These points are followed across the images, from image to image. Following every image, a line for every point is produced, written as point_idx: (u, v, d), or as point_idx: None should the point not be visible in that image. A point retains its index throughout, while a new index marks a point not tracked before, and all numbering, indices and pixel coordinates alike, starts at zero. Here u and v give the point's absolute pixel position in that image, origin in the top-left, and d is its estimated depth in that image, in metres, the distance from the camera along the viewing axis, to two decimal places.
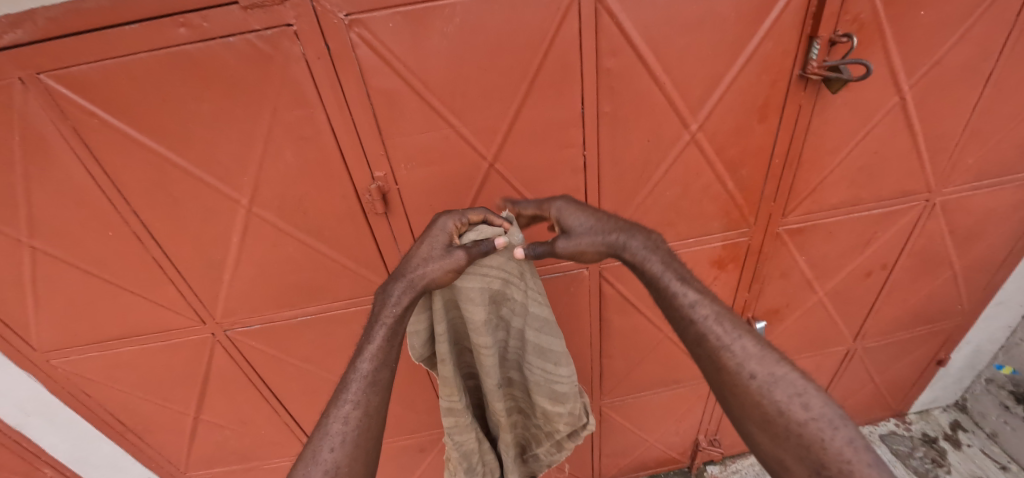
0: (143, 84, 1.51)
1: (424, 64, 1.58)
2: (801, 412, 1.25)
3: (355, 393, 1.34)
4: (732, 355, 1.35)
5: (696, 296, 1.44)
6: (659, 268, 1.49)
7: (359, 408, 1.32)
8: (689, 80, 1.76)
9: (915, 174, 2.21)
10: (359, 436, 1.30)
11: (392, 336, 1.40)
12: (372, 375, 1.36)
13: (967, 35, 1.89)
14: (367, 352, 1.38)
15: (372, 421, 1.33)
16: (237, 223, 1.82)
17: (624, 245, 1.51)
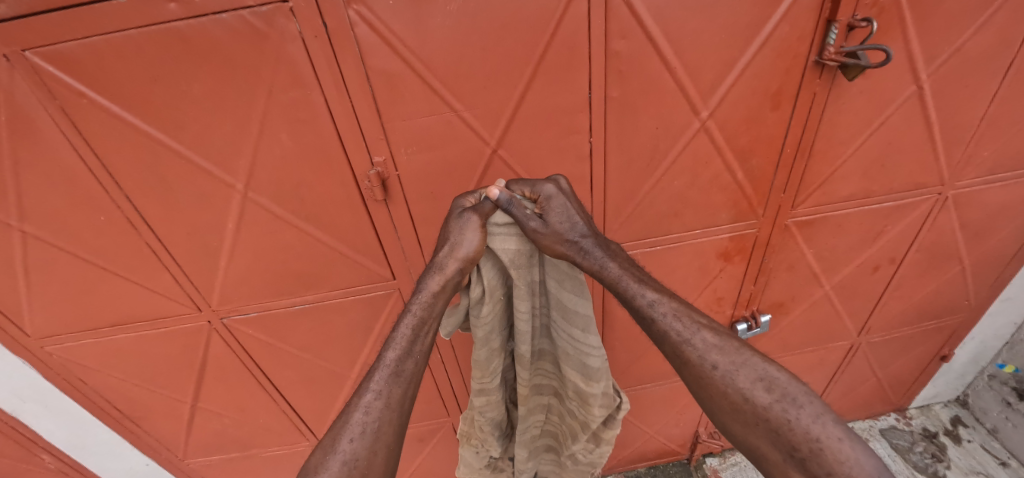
0: (134, 62, 1.46)
1: (425, 44, 1.52)
2: (765, 395, 1.23)
3: (381, 383, 1.30)
4: (695, 350, 1.31)
5: (654, 294, 1.39)
6: (615, 271, 1.43)
7: (381, 398, 1.28)
8: (700, 64, 1.69)
9: (929, 167, 2.15)
10: (381, 428, 1.26)
11: (422, 324, 1.37)
12: (397, 364, 1.32)
13: (990, 22, 1.82)
14: (396, 339, 1.35)
15: (395, 413, 1.29)
16: (232, 208, 1.77)
17: (587, 251, 1.43)
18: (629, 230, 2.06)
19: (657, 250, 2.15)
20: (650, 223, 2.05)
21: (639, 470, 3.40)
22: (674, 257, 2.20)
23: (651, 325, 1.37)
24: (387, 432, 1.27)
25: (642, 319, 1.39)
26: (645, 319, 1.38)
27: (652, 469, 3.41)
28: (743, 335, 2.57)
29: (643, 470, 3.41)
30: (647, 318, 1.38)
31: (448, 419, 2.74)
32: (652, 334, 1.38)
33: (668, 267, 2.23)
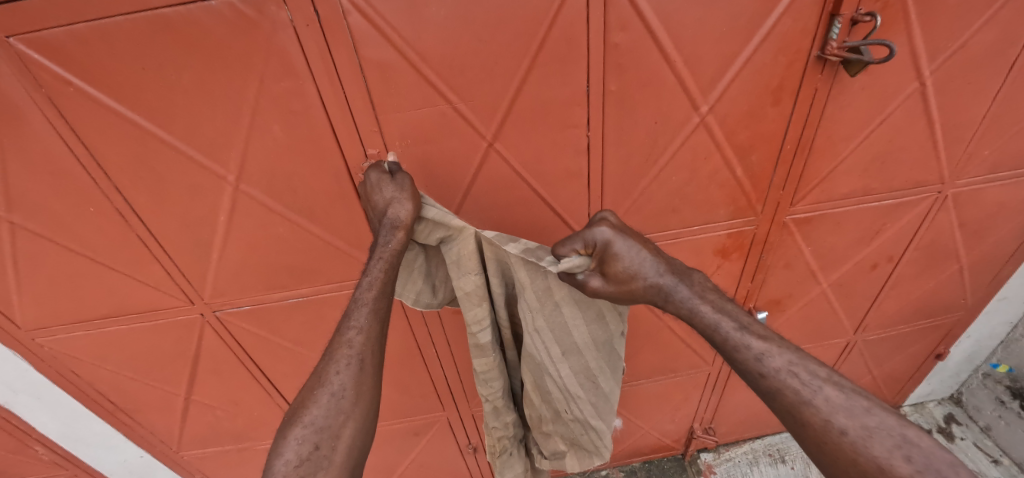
0: (122, 50, 1.42)
1: (421, 34, 1.49)
2: (906, 466, 1.01)
3: (362, 320, 1.27)
4: (818, 411, 1.11)
5: (762, 343, 1.22)
6: (712, 316, 1.27)
7: (363, 334, 1.26)
8: (700, 58, 1.67)
9: (929, 165, 2.13)
10: (365, 360, 1.23)
11: (393, 268, 1.35)
12: (376, 302, 1.30)
13: (995, 18, 1.79)
14: (369, 279, 1.32)
15: (375, 348, 1.26)
16: (224, 201, 1.74)
17: (669, 292, 1.33)
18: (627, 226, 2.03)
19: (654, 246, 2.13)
20: (648, 219, 2.03)
21: (634, 465, 3.41)
22: (672, 254, 2.18)
23: (762, 380, 1.18)
24: (370, 362, 1.24)
25: (747, 374, 1.22)
26: (753, 375, 1.20)
27: (646, 464, 3.41)
28: None
29: (638, 464, 3.42)
30: (757, 372, 1.19)
31: (444, 413, 2.74)
32: (761, 393, 1.21)
33: None
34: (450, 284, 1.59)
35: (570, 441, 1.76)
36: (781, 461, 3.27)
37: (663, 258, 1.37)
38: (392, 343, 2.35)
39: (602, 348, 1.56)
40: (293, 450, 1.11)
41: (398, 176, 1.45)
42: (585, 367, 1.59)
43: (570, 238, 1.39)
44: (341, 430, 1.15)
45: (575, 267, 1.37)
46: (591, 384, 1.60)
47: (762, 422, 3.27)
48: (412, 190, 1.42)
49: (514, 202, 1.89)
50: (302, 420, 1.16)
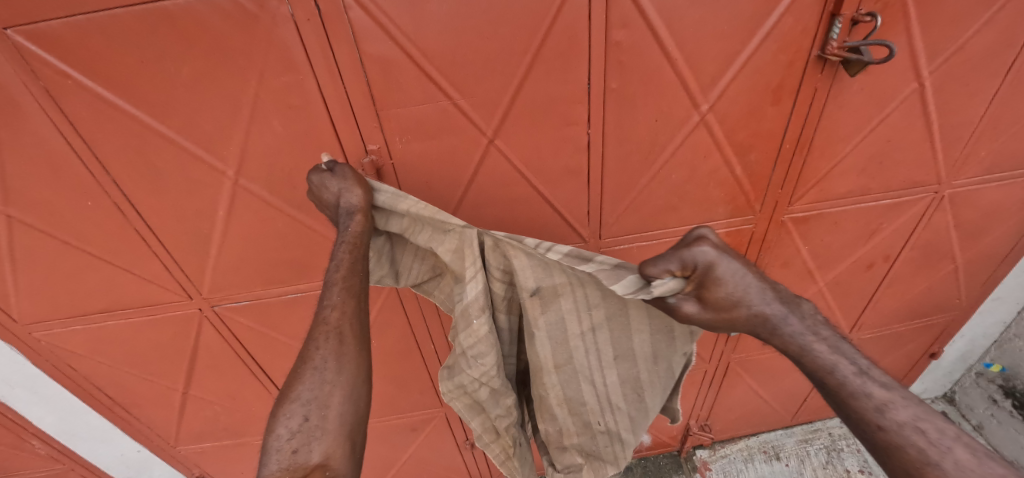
0: (121, 43, 1.42)
1: (422, 30, 1.49)
2: None
3: (336, 297, 1.28)
4: (945, 475, 0.98)
5: (885, 394, 1.09)
6: (829, 356, 1.16)
7: (337, 310, 1.26)
8: (701, 56, 1.67)
9: (927, 165, 2.14)
10: (344, 333, 1.23)
11: (359, 250, 1.35)
12: (347, 280, 1.29)
13: (994, 19, 1.80)
14: (338, 259, 1.32)
15: (354, 321, 1.26)
16: (223, 195, 1.73)
17: (776, 324, 1.23)
18: (626, 223, 2.04)
19: (653, 244, 2.12)
20: (647, 217, 2.03)
21: (629, 461, 3.42)
22: None
23: (878, 434, 1.06)
24: (349, 332, 1.24)
25: (859, 423, 1.09)
26: (869, 426, 1.07)
27: (642, 460, 3.43)
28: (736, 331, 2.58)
29: (633, 460, 3.43)
30: (870, 423, 1.07)
31: (441, 409, 2.74)
32: (876, 449, 1.07)
33: None
34: (415, 268, 1.61)
35: (586, 451, 1.74)
36: (775, 458, 3.30)
37: (771, 286, 1.26)
38: (391, 339, 2.35)
39: (660, 364, 1.54)
40: (285, 425, 1.11)
41: (338, 168, 1.44)
42: (634, 377, 1.58)
43: (668, 255, 1.28)
44: (329, 399, 1.15)
45: (669, 290, 1.27)
46: (635, 395, 1.60)
47: (758, 419, 3.29)
48: (357, 177, 1.44)
49: (514, 198, 1.89)
50: (293, 396, 1.15)
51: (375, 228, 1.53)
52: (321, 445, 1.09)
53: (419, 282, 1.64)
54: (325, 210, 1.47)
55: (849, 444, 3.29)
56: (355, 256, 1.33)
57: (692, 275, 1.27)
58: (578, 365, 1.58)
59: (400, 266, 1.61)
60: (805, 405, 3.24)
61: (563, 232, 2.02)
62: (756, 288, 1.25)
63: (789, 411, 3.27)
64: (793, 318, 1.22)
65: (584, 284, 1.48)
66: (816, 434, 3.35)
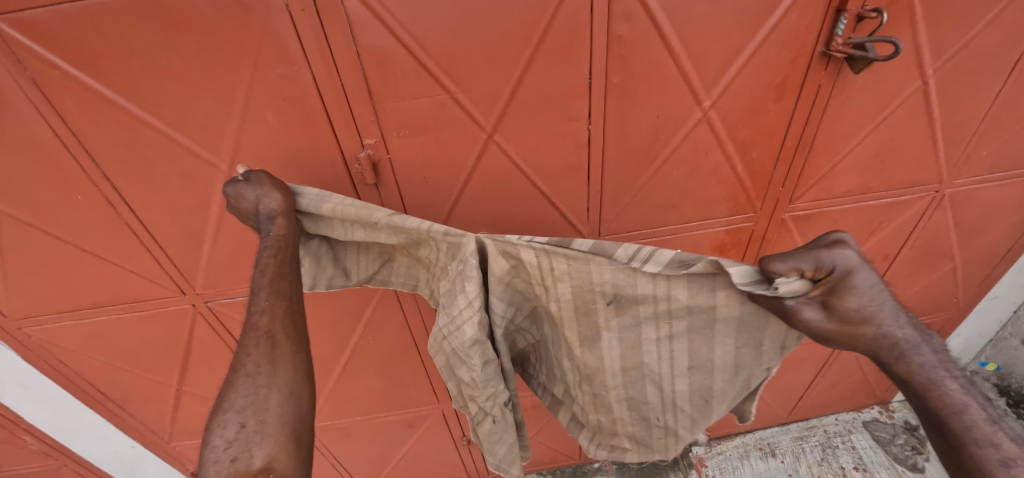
0: (112, 33, 1.39)
1: (420, 22, 1.45)
2: None
3: (263, 303, 1.21)
4: None
5: (1012, 449, 1.02)
6: (958, 395, 1.07)
7: (267, 315, 1.20)
8: (704, 51, 1.64)
9: (929, 164, 2.13)
10: (276, 337, 1.18)
11: (282, 254, 1.27)
12: (274, 284, 1.23)
13: (999, 17, 1.78)
14: (261, 264, 1.25)
15: (287, 323, 1.21)
16: (216, 190, 1.70)
17: (903, 351, 1.10)
18: (625, 220, 2.01)
19: (652, 242, 2.10)
20: (647, 214, 2.01)
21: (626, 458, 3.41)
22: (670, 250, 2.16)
23: None
24: (281, 335, 1.19)
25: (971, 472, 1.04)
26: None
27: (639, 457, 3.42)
28: None
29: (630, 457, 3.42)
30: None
31: (438, 406, 2.73)
32: None
33: None
34: (361, 264, 1.52)
35: (636, 439, 1.63)
36: (771, 455, 3.28)
37: (908, 314, 1.12)
38: (387, 336, 2.33)
39: (740, 377, 1.39)
40: (220, 435, 1.06)
41: (252, 175, 1.34)
42: (704, 386, 1.44)
43: (804, 255, 1.10)
44: (266, 403, 1.10)
45: (792, 291, 1.10)
46: (702, 402, 1.46)
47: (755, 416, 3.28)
48: (273, 180, 1.34)
49: (513, 195, 1.86)
50: (227, 406, 1.10)
51: (305, 232, 1.43)
52: (262, 449, 1.05)
53: (371, 275, 1.56)
54: (248, 221, 1.37)
55: (844, 441, 3.29)
56: (282, 259, 1.27)
57: (823, 282, 1.09)
58: (647, 368, 1.46)
59: (347, 262, 1.51)
60: (802, 403, 3.24)
61: (562, 229, 1.99)
62: (894, 313, 1.10)
63: (785, 409, 3.27)
64: (927, 352, 1.11)
65: (670, 287, 1.31)
66: (812, 432, 3.34)
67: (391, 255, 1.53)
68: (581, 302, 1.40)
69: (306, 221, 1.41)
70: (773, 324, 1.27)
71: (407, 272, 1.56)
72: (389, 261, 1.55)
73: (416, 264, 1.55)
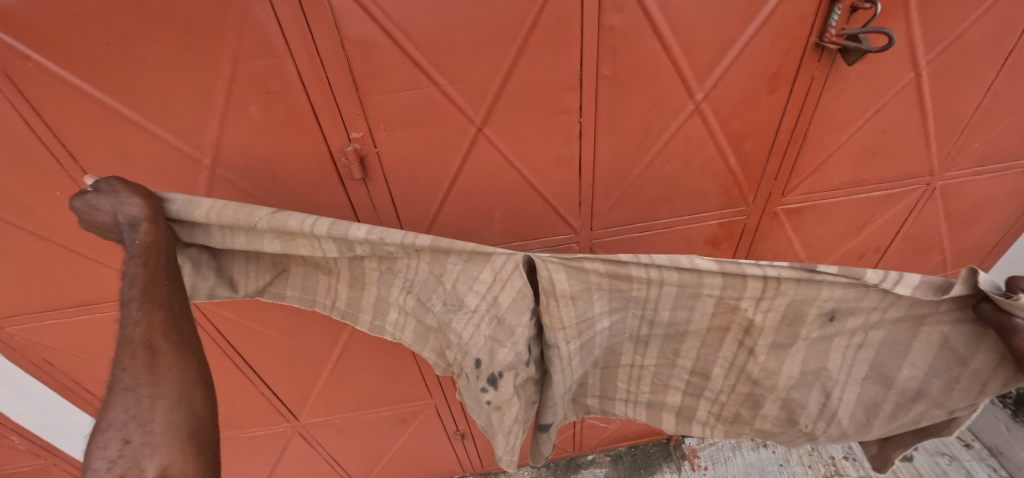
0: (87, 23, 1.34)
1: (407, 12, 1.42)
2: None
3: (137, 313, 1.06)
4: None
5: None
6: None
7: (141, 325, 1.06)
8: (696, 42, 1.61)
9: (921, 157, 2.12)
10: (155, 344, 1.05)
11: (152, 264, 1.11)
12: (146, 291, 1.08)
13: (991, 9, 1.77)
14: (129, 274, 1.09)
15: (168, 329, 1.08)
16: (199, 186, 1.65)
17: None
18: (618, 214, 1.99)
19: (644, 235, 2.09)
20: (639, 208, 2.00)
21: (620, 449, 3.42)
22: (662, 243, 2.15)
23: None
24: (162, 343, 1.06)
25: None
26: None
27: (632, 448, 3.43)
28: None
29: (624, 449, 3.43)
30: None
31: (431, 401, 2.71)
32: None
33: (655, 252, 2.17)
34: (249, 274, 1.37)
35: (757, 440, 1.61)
36: (763, 446, 3.29)
37: None
38: None
39: (917, 405, 1.37)
40: (102, 456, 0.95)
41: (103, 183, 1.14)
42: (873, 406, 1.41)
43: None
44: (152, 415, 0.99)
45: None
46: (862, 419, 1.44)
47: None
48: (130, 186, 1.15)
49: (503, 189, 1.83)
50: (104, 427, 0.98)
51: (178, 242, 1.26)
52: (154, 462, 0.96)
53: (263, 287, 1.40)
54: (107, 236, 1.17)
55: None
56: (155, 266, 1.12)
57: None
58: (824, 376, 1.42)
59: (233, 273, 1.36)
60: None
61: (554, 223, 1.97)
62: None
63: None
64: None
65: (895, 304, 1.29)
66: None
67: (286, 267, 1.38)
68: (792, 309, 1.35)
69: (179, 230, 1.25)
70: (980, 357, 1.27)
71: (304, 283, 1.41)
72: (282, 273, 1.40)
73: (314, 271, 1.40)
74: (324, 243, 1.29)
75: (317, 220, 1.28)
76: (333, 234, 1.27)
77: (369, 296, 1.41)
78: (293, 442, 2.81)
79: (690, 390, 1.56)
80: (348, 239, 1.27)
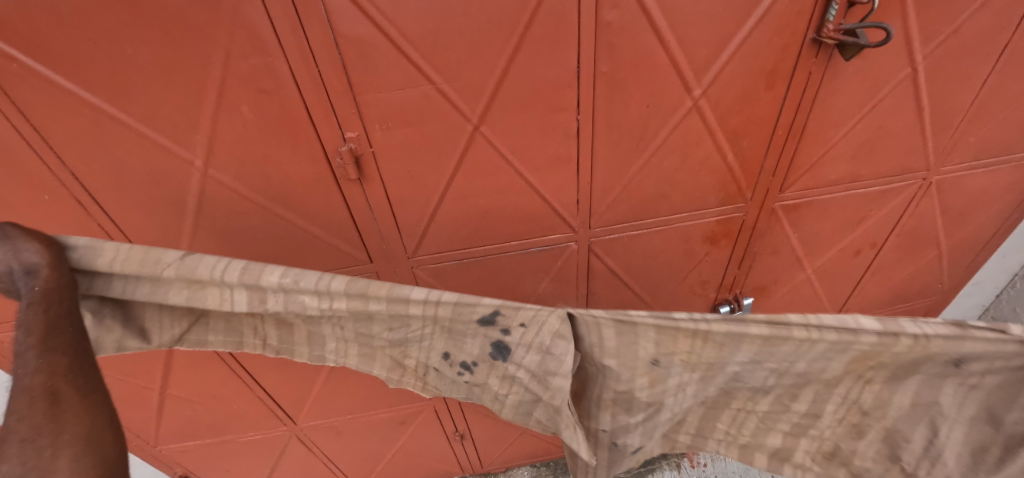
0: (72, 22, 1.30)
1: (401, 11, 1.39)
2: None
3: (33, 364, 0.92)
4: None
5: None
6: None
7: (40, 377, 0.92)
8: (694, 38, 1.60)
9: (917, 152, 2.12)
10: (59, 393, 0.93)
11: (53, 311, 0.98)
12: (47, 340, 0.95)
13: (988, 2, 1.76)
14: (23, 323, 0.94)
15: (76, 378, 0.96)
16: (191, 187, 1.63)
17: None
18: (616, 212, 1.98)
19: (642, 233, 2.08)
20: (637, 205, 1.99)
21: None
22: (660, 240, 2.14)
23: None
24: (66, 390, 0.94)
25: None
26: None
27: None
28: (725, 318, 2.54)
29: None
30: None
31: (430, 402, 2.70)
32: None
33: (652, 250, 2.17)
34: (162, 323, 1.22)
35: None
36: None
37: None
38: None
39: None
40: None
41: None
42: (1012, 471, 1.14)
43: None
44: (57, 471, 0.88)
45: None
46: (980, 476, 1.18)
47: None
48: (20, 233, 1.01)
49: (500, 188, 1.82)
50: None
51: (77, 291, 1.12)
52: None
53: (179, 336, 1.25)
54: None
55: None
56: (56, 314, 0.98)
57: None
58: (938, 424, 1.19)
59: (145, 323, 1.21)
60: None
61: (551, 222, 1.96)
62: None
63: None
64: None
65: None
66: None
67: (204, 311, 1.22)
68: (920, 359, 1.14)
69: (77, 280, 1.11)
70: None
71: (227, 326, 1.25)
72: (201, 318, 1.24)
73: (235, 316, 1.24)
74: (235, 289, 1.16)
75: (229, 265, 1.15)
76: (245, 281, 1.15)
77: (300, 333, 1.27)
78: (290, 446, 2.78)
79: (793, 434, 1.30)
80: (260, 285, 1.15)
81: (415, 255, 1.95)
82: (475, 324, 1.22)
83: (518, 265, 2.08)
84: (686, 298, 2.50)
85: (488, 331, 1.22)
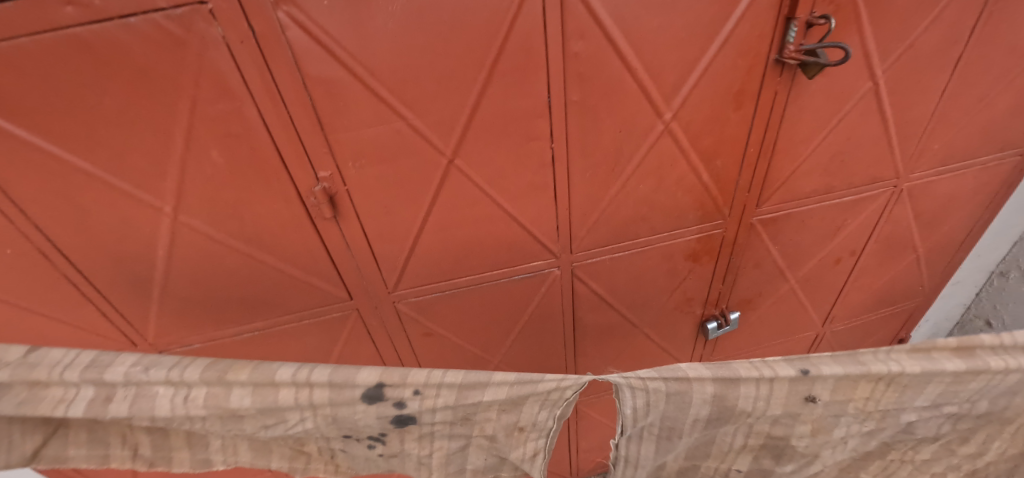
0: (29, 75, 1.26)
1: (369, 51, 1.39)
2: None
3: None
4: None
5: None
6: None
7: None
8: (661, 64, 1.62)
9: (885, 161, 2.17)
10: None
11: None
12: None
13: (940, 18, 1.82)
14: None
15: None
16: (161, 233, 1.59)
17: None
18: (596, 236, 1.99)
19: (623, 255, 2.09)
20: (616, 228, 1.99)
21: None
22: (642, 261, 2.15)
23: None
24: None
25: None
26: None
27: None
28: (713, 334, 2.54)
29: None
30: None
31: None
32: None
33: (635, 270, 2.17)
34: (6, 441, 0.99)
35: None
36: None
37: None
38: None
39: None
40: None
41: None
42: None
43: None
44: None
45: None
46: None
47: None
48: None
49: (478, 218, 1.80)
50: None
51: None
52: None
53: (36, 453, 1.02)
54: None
55: None
56: None
57: None
58: None
59: None
60: None
61: (532, 249, 1.95)
62: None
63: None
64: None
65: None
66: None
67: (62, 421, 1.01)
68: None
69: None
70: None
71: (89, 438, 1.03)
72: (59, 430, 1.02)
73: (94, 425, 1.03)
74: (81, 388, 0.97)
75: (73, 363, 0.97)
76: (87, 377, 0.97)
77: (171, 435, 1.06)
78: None
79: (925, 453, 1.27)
80: (105, 380, 0.97)
81: (396, 290, 1.93)
82: (354, 403, 1.03)
83: (501, 293, 2.07)
84: (673, 316, 2.50)
85: (371, 406, 1.03)
